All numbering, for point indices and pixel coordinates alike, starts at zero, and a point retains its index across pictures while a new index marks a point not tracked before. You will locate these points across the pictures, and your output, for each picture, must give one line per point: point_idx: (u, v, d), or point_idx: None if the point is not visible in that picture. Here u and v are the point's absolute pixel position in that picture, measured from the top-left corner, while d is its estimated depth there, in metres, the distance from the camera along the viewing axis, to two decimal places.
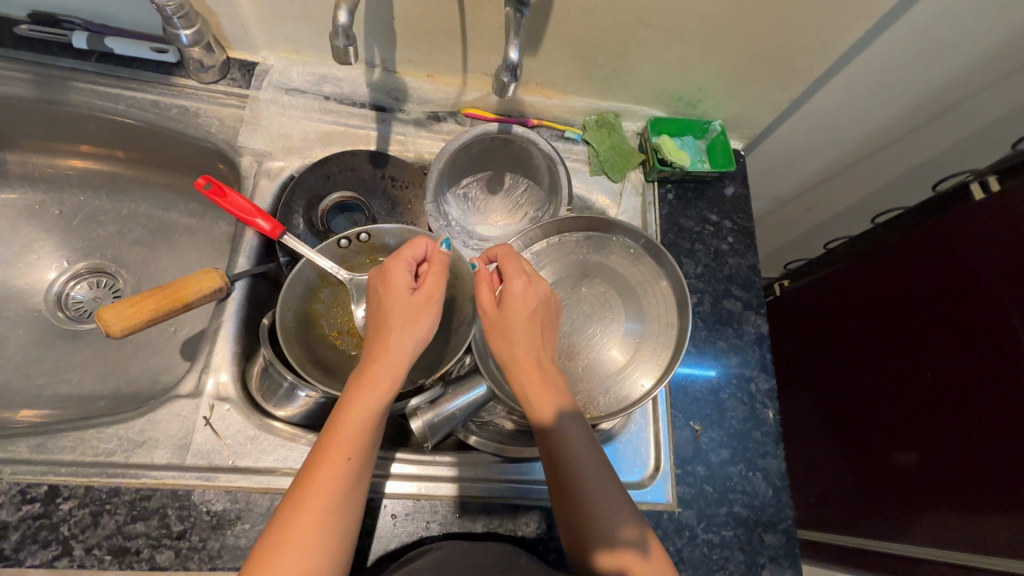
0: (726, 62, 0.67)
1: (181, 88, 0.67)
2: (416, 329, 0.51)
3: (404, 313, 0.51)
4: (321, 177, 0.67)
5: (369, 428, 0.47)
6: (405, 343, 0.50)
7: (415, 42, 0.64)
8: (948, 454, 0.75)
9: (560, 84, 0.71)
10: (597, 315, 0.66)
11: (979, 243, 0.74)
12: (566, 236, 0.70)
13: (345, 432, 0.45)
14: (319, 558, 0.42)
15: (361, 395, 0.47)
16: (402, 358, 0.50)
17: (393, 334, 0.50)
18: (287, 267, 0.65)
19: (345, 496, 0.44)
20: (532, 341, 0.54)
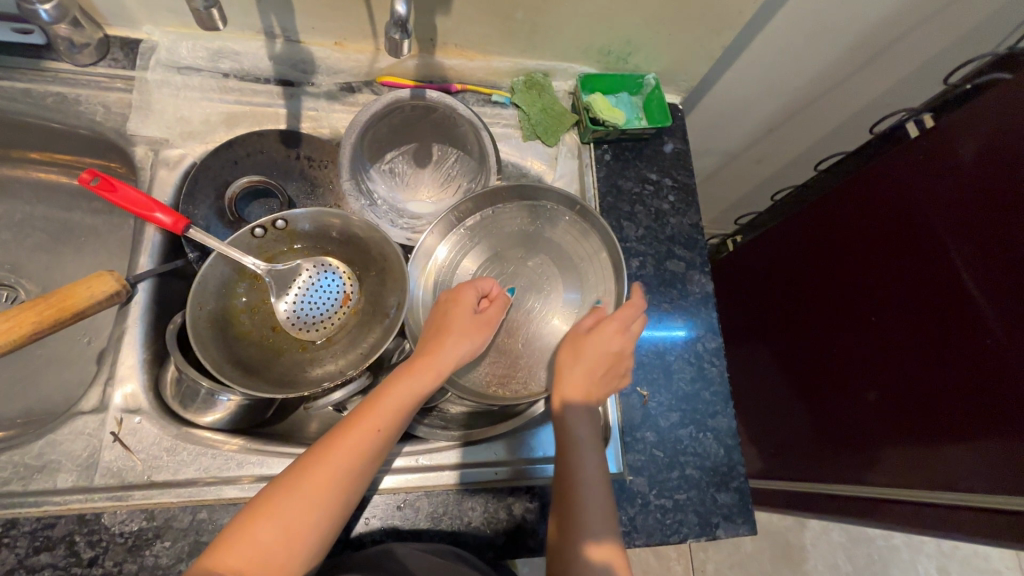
0: (652, 10, 0.63)
1: (53, 73, 0.60)
2: (465, 345, 0.52)
3: (459, 324, 0.53)
4: (225, 162, 0.62)
5: (400, 416, 0.48)
6: (455, 352, 0.52)
7: (313, 6, 0.58)
8: (898, 394, 0.77)
9: (481, 44, 0.66)
10: (537, 288, 0.63)
11: (918, 185, 0.74)
12: (500, 207, 0.64)
13: (382, 408, 0.47)
14: (313, 519, 0.42)
15: (403, 381, 0.49)
16: (447, 363, 0.51)
17: (447, 339, 0.52)
18: (197, 263, 0.59)
19: (357, 477, 0.45)
20: (585, 386, 0.54)
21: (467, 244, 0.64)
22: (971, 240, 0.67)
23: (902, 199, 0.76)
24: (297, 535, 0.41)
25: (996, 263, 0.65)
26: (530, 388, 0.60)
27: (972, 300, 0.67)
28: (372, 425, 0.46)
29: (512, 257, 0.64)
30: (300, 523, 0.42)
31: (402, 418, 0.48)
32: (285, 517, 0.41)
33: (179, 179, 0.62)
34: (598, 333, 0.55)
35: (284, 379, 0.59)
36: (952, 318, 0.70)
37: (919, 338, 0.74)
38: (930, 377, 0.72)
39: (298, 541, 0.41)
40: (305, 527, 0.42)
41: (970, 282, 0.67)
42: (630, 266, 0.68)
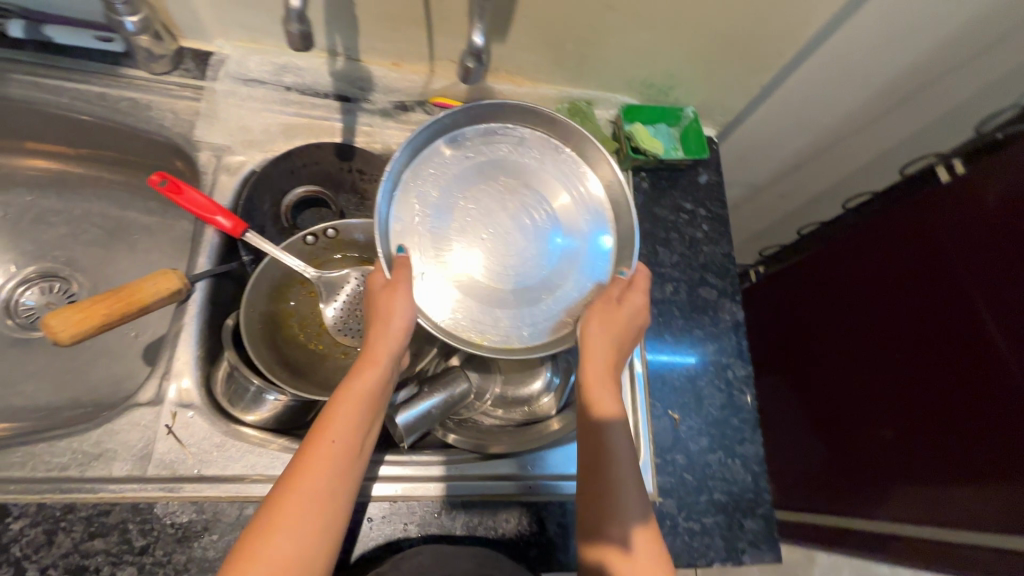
0: (697, 48, 0.66)
1: (129, 79, 0.63)
2: (397, 324, 0.47)
3: (383, 304, 0.46)
4: (284, 171, 0.64)
5: (356, 421, 0.46)
6: (387, 339, 0.48)
7: (378, 29, 0.62)
8: (915, 431, 0.77)
9: (531, 72, 0.70)
10: (508, 225, 0.52)
11: (948, 227, 0.75)
12: (490, 123, 0.53)
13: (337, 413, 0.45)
14: (301, 553, 0.40)
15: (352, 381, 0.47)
16: (383, 352, 0.48)
17: (374, 331, 0.48)
18: (251, 266, 0.62)
19: (329, 495, 0.42)
20: (614, 348, 0.50)
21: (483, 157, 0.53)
22: (992, 283, 0.69)
23: (931, 241, 0.77)
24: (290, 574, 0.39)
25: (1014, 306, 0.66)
26: (474, 344, 0.49)
27: (990, 340, 0.68)
28: (326, 440, 0.44)
29: (486, 180, 0.52)
30: (289, 561, 0.39)
31: (358, 421, 0.46)
32: (268, 562, 0.38)
33: (238, 185, 0.64)
34: (629, 306, 0.51)
35: (327, 384, 0.61)
36: (972, 359, 0.71)
37: (942, 378, 0.74)
38: (948, 414, 0.73)
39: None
40: (294, 564, 0.39)
41: (991, 324, 0.68)
42: (664, 291, 0.70)
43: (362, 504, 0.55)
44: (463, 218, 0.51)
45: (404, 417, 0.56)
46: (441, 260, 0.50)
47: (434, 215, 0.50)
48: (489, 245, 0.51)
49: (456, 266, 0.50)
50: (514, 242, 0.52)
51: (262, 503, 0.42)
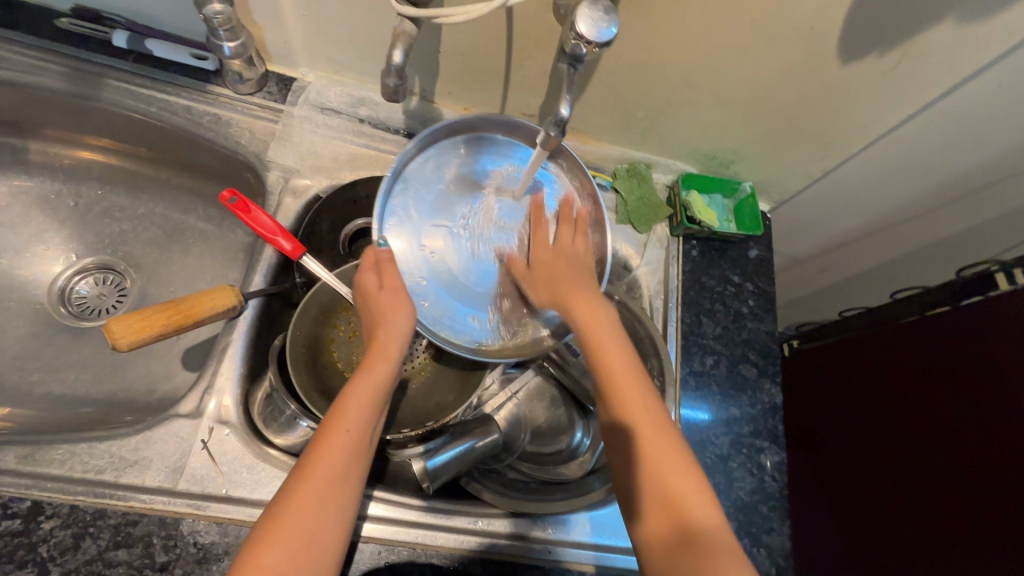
0: (763, 130, 0.67)
1: (215, 96, 0.66)
2: (405, 320, 0.49)
3: (387, 304, 0.50)
4: (347, 200, 0.66)
5: (369, 408, 0.46)
6: (396, 332, 0.49)
7: (458, 76, 0.64)
8: (950, 543, 0.72)
9: (596, 131, 0.71)
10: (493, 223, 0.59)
11: (996, 332, 0.72)
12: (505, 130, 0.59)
13: (348, 408, 0.45)
14: (319, 531, 0.41)
15: (359, 377, 0.47)
16: (393, 342, 0.49)
17: (384, 326, 0.49)
18: (302, 289, 0.63)
19: (345, 479, 0.43)
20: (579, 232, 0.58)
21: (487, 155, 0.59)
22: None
23: (975, 343, 0.74)
24: (308, 551, 0.40)
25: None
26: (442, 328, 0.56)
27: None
28: (341, 428, 0.45)
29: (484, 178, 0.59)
30: (308, 538, 0.41)
31: (371, 409, 0.47)
32: (287, 539, 0.40)
33: (301, 208, 0.67)
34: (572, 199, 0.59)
35: None
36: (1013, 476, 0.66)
37: (983, 493, 0.70)
38: (987, 531, 0.68)
39: (311, 555, 0.40)
40: (313, 540, 0.41)
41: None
42: (705, 363, 0.70)
43: (381, 547, 0.55)
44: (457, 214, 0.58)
45: (434, 461, 0.55)
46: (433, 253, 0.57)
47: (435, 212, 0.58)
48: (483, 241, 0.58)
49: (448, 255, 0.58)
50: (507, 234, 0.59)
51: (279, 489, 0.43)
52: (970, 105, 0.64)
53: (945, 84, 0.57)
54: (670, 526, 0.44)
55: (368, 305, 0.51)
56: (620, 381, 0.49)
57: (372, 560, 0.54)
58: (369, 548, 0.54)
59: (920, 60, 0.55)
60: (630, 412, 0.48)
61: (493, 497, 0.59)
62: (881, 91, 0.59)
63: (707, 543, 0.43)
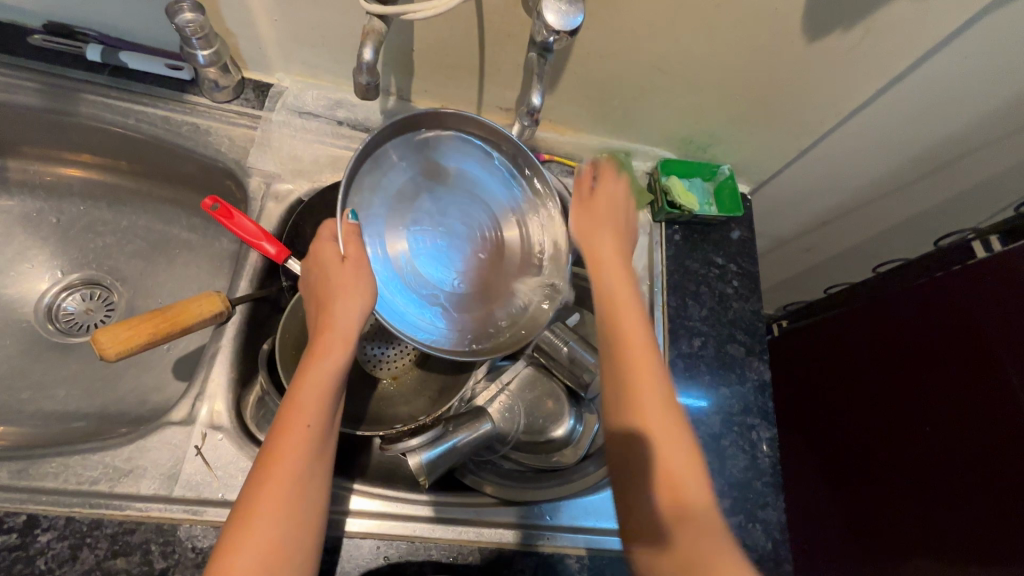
0: (737, 112, 0.69)
1: (193, 105, 0.67)
2: (361, 301, 0.47)
3: (346, 277, 0.47)
4: (329, 202, 0.67)
5: (324, 403, 0.45)
6: (351, 314, 0.47)
7: (433, 73, 0.65)
8: (957, 507, 0.73)
9: (574, 122, 0.72)
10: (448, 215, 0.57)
11: (978, 301, 0.73)
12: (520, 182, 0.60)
13: (303, 399, 0.45)
14: (291, 532, 0.42)
15: (312, 370, 0.46)
16: (347, 329, 0.47)
17: (338, 303, 0.47)
18: (288, 292, 0.63)
19: (308, 481, 0.43)
20: (614, 216, 0.59)
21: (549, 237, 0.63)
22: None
23: (955, 312, 0.76)
24: (280, 553, 0.41)
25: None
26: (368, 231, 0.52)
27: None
28: (300, 422, 0.44)
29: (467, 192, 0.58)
30: (282, 540, 0.41)
31: (329, 399, 0.46)
32: (257, 547, 0.40)
33: (283, 213, 0.67)
34: (603, 184, 0.61)
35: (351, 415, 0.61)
36: (1010, 439, 0.67)
37: (981, 455, 0.71)
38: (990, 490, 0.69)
39: (285, 558, 0.41)
40: (285, 542, 0.41)
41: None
42: (692, 345, 0.71)
43: (381, 542, 0.55)
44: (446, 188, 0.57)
45: (430, 454, 0.55)
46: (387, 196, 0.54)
47: (423, 176, 0.56)
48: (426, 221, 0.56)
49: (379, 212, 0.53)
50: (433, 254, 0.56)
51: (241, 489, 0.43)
52: (936, 74, 0.65)
53: (909, 58, 0.59)
54: (648, 480, 0.46)
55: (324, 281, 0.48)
56: (625, 336, 0.50)
57: (370, 554, 0.54)
58: (369, 543, 0.55)
59: (885, 35, 0.56)
60: (635, 375, 0.48)
61: (492, 489, 0.61)
62: (847, 70, 0.61)
63: (688, 507, 0.44)
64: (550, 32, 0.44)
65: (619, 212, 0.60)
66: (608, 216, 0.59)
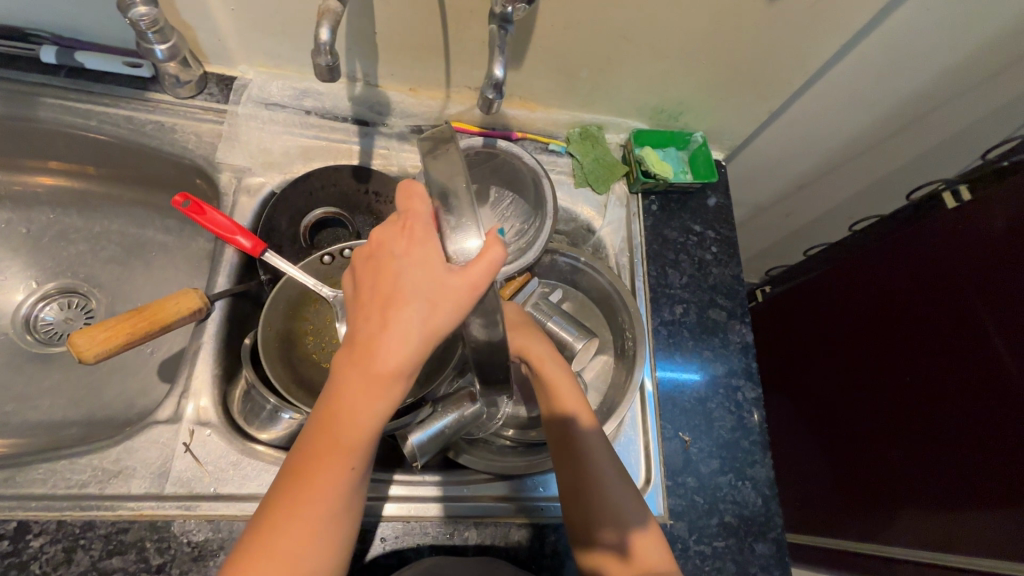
0: (706, 78, 0.69)
1: (156, 103, 0.65)
2: (434, 327, 0.37)
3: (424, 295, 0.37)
4: (302, 193, 0.66)
5: (363, 443, 0.39)
6: (414, 344, 0.38)
7: (398, 56, 0.64)
8: (947, 457, 0.74)
9: (543, 98, 0.72)
10: None
11: (950, 254, 0.75)
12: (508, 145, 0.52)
13: (345, 436, 0.38)
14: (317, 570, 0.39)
15: (358, 402, 0.38)
16: (401, 365, 0.38)
17: (396, 328, 0.38)
18: (269, 286, 0.63)
19: (337, 519, 0.39)
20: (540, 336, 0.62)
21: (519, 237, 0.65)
22: (998, 305, 0.68)
23: (929, 266, 0.78)
24: None
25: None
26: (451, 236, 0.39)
27: (999, 358, 0.68)
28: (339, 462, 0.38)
29: None
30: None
31: (370, 439, 0.39)
32: None
33: (257, 207, 0.66)
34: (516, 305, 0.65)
35: None
36: (986, 384, 0.70)
37: (963, 403, 0.73)
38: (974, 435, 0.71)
39: None
40: None
41: (998, 343, 0.68)
42: (674, 312, 0.71)
43: (378, 524, 0.55)
44: None
45: (419, 436, 0.56)
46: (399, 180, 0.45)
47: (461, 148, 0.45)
48: None
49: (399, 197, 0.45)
50: None
51: (256, 512, 0.39)
52: (898, 27, 0.66)
53: (870, 11, 0.59)
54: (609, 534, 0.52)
55: (385, 285, 0.39)
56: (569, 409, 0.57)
57: (368, 537, 0.55)
58: (366, 526, 0.55)
59: None
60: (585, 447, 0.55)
61: (482, 465, 0.61)
62: (810, 29, 0.61)
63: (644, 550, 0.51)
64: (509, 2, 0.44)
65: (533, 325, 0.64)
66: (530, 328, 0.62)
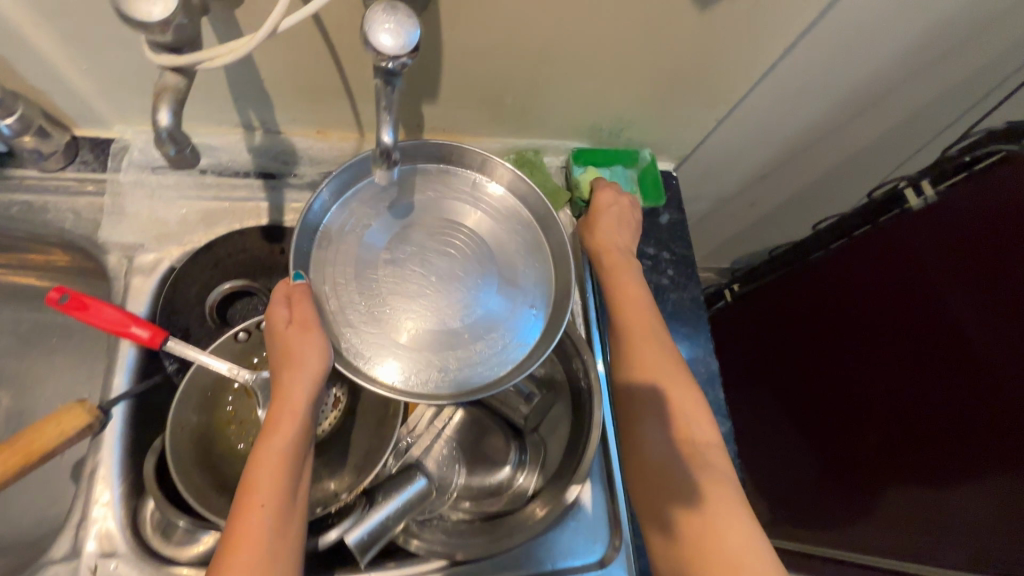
0: (644, 92, 0.63)
1: (19, 180, 0.57)
2: (312, 365, 0.44)
3: (294, 345, 0.44)
4: (207, 266, 0.59)
5: (278, 479, 0.42)
6: (301, 381, 0.44)
7: (296, 101, 0.57)
8: (949, 451, 0.72)
9: (469, 128, 0.65)
10: (423, 250, 0.51)
11: (922, 246, 0.73)
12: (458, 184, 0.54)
13: (260, 474, 0.42)
14: None
15: (266, 444, 0.43)
16: (293, 405, 0.44)
17: (285, 373, 0.44)
18: (177, 376, 0.56)
19: (271, 563, 0.40)
20: (622, 238, 0.63)
21: (503, 214, 0.54)
22: (979, 289, 0.67)
23: (900, 261, 0.76)
24: None
25: (1017, 293, 0.63)
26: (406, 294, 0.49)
27: (973, 345, 0.68)
28: (257, 502, 0.41)
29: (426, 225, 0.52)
30: None
31: (283, 477, 0.43)
32: None
33: (156, 286, 0.59)
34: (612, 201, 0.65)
35: None
36: (976, 371, 0.68)
37: (951, 396, 0.71)
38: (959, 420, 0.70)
39: None
40: None
41: (982, 329, 0.67)
42: None
43: None
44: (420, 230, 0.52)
45: (358, 533, 0.50)
46: (338, 281, 0.49)
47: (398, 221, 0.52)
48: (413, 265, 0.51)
49: (340, 277, 0.49)
50: (436, 301, 0.50)
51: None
52: None
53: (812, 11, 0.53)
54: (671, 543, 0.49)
55: (273, 348, 0.46)
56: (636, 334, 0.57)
57: None
58: None
59: None
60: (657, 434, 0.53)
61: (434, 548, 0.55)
62: (749, 35, 0.55)
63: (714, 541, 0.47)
64: (387, 58, 0.37)
65: (624, 232, 0.63)
66: (620, 226, 0.63)
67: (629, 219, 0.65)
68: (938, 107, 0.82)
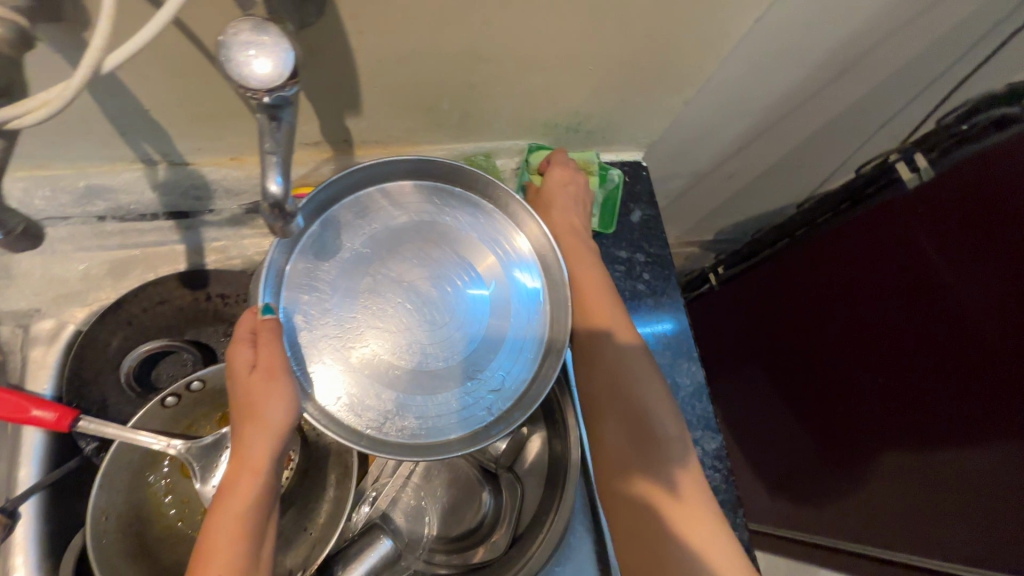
0: (601, 82, 0.55)
1: None
2: (277, 417, 0.37)
3: (256, 394, 0.37)
4: (120, 325, 0.52)
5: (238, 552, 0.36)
6: (266, 437, 0.37)
7: (194, 128, 0.48)
8: (949, 442, 0.68)
9: (407, 138, 0.57)
10: (392, 276, 0.45)
11: (922, 229, 0.67)
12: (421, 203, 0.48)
13: (213, 545, 0.36)
14: None
15: (221, 509, 0.37)
16: (256, 464, 0.38)
17: (247, 428, 0.38)
18: (99, 454, 0.49)
19: None
20: (568, 210, 0.60)
21: (494, 232, 0.49)
22: (987, 274, 0.61)
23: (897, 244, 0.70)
24: None
25: None
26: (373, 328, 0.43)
27: (985, 337, 0.62)
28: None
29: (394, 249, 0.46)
30: None
31: (241, 551, 0.36)
32: None
33: (61, 357, 0.53)
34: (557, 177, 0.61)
35: None
36: (983, 364, 0.63)
37: (953, 388, 0.67)
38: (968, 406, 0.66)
39: None
40: None
41: (992, 319, 0.61)
42: None
43: None
44: (385, 252, 0.46)
45: None
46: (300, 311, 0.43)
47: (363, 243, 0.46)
48: (378, 294, 0.44)
49: (298, 310, 0.42)
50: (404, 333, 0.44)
51: None
52: None
53: None
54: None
55: (235, 394, 0.38)
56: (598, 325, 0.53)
57: None
58: None
59: None
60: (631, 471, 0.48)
61: None
62: (714, 8, 0.47)
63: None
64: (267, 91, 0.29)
65: (575, 212, 0.60)
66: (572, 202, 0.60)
67: (579, 193, 0.61)
68: (923, 64, 0.76)
